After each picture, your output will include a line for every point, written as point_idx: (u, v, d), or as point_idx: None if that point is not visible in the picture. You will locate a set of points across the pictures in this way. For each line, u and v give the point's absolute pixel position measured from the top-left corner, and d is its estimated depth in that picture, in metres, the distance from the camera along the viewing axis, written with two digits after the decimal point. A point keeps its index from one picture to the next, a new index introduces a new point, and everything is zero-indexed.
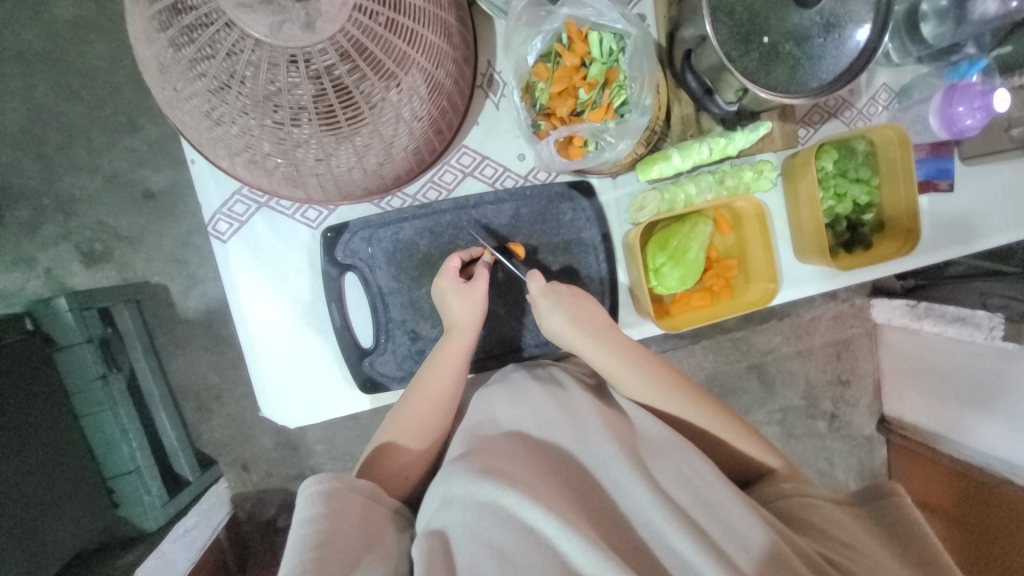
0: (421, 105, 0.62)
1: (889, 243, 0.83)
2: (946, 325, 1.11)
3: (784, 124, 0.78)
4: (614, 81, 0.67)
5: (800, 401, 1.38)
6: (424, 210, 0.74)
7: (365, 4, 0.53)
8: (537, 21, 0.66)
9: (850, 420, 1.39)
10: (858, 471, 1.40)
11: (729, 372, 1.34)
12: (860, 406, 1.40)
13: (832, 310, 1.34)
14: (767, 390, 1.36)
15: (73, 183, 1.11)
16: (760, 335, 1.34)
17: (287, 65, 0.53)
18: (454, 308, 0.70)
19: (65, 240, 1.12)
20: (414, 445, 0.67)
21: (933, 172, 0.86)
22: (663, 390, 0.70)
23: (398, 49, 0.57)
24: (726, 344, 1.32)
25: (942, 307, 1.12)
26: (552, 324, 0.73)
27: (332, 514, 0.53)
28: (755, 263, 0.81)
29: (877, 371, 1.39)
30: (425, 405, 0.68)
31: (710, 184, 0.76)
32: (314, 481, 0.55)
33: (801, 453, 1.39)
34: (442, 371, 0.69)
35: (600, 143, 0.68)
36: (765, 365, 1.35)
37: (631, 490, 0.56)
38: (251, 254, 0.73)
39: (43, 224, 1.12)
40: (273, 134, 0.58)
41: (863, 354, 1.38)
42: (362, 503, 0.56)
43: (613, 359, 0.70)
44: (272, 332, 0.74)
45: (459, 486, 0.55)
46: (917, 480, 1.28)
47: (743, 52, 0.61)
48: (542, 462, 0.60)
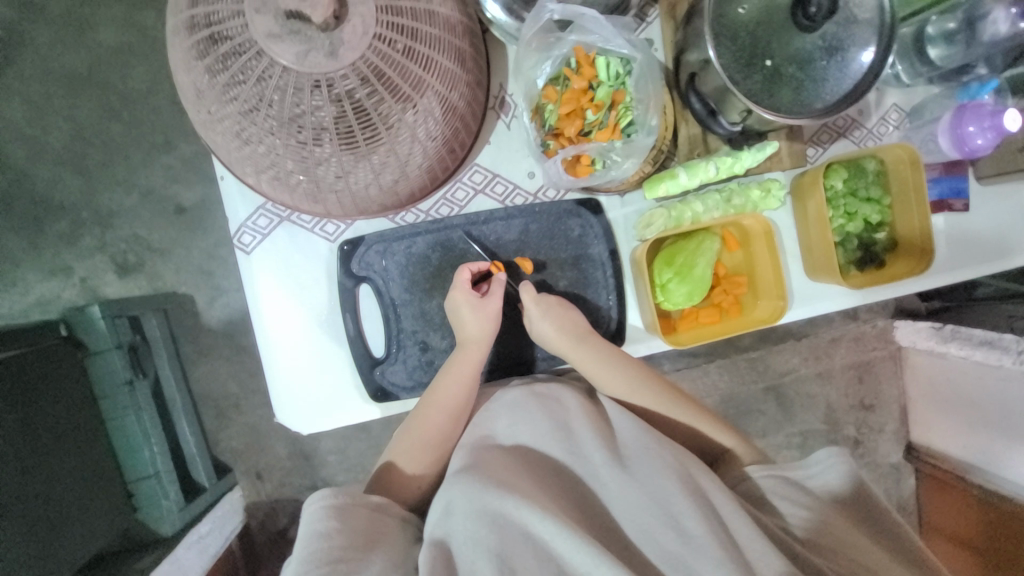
0: (435, 126, 0.65)
1: (903, 262, 0.82)
2: (973, 348, 1.08)
3: (792, 144, 0.81)
4: (620, 103, 0.69)
5: (820, 425, 1.35)
6: (437, 224, 0.76)
7: (385, 33, 0.57)
8: (546, 47, 0.68)
9: (874, 447, 1.36)
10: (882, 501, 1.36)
11: (745, 392, 1.32)
12: (885, 431, 1.36)
13: (852, 331, 1.32)
14: (785, 413, 1.33)
15: (111, 198, 1.19)
16: (777, 355, 1.33)
17: (311, 89, 0.57)
18: (466, 321, 0.72)
19: (101, 252, 1.19)
20: (424, 453, 0.69)
21: (947, 191, 0.85)
22: (655, 398, 0.73)
23: (415, 74, 0.61)
24: (741, 364, 1.32)
25: (969, 330, 1.10)
26: (541, 331, 0.75)
27: (344, 527, 0.56)
28: (763, 281, 0.81)
29: (902, 396, 1.35)
30: (436, 414, 0.70)
31: (717, 202, 0.77)
32: (328, 493, 0.57)
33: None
34: (452, 381, 0.71)
35: (607, 162, 0.70)
36: (782, 387, 1.33)
37: (620, 492, 0.58)
38: (273, 266, 0.76)
39: (81, 236, 1.19)
40: (296, 153, 0.62)
41: (886, 378, 1.35)
42: (368, 516, 0.58)
43: (609, 372, 0.74)
44: (289, 341, 0.77)
45: (461, 496, 0.56)
46: (950, 512, 1.23)
47: (746, 75, 0.63)
48: (539, 470, 0.62)
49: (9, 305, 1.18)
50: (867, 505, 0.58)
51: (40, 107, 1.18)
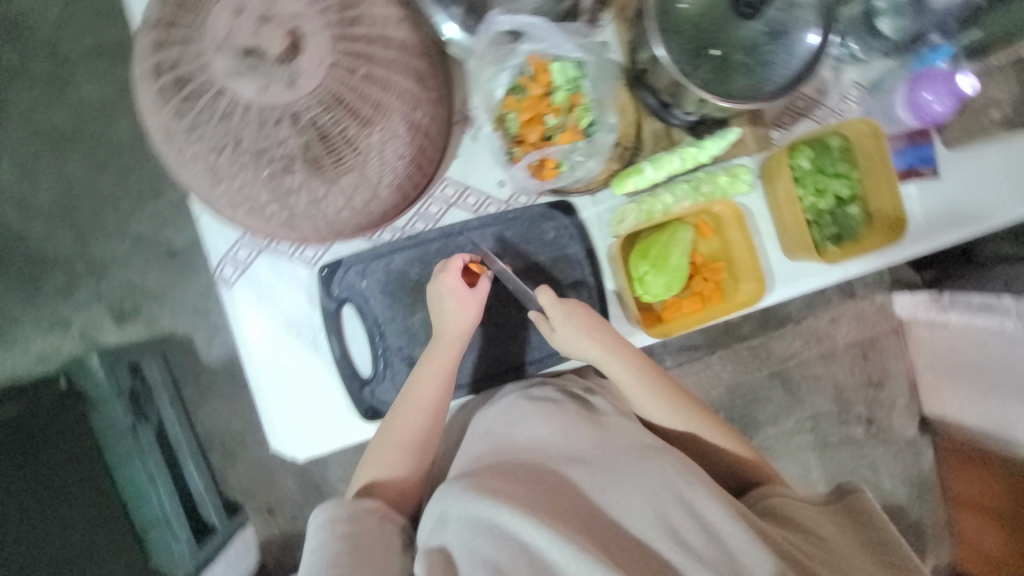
0: (402, 146, 0.67)
1: (879, 233, 0.83)
2: (973, 314, 1.09)
3: (755, 129, 0.83)
4: (578, 104, 0.71)
5: (830, 406, 1.42)
6: (413, 240, 0.76)
7: (343, 62, 0.60)
8: (502, 58, 0.70)
9: (889, 424, 1.42)
10: (903, 477, 1.44)
11: (749, 380, 1.42)
12: (897, 406, 1.42)
13: (852, 309, 1.39)
14: (791, 397, 1.41)
15: (105, 248, 1.21)
16: (777, 341, 1.41)
17: (277, 121, 0.59)
18: (448, 309, 0.71)
19: (98, 301, 1.21)
20: (403, 457, 0.70)
21: (914, 159, 0.86)
22: (660, 400, 0.74)
23: (375, 96, 0.63)
24: (742, 353, 1.42)
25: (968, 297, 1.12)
26: (565, 337, 0.73)
27: (341, 538, 0.59)
28: (743, 264, 0.81)
29: (911, 370, 1.41)
30: (410, 411, 0.70)
31: (686, 192, 0.78)
32: (321, 511, 0.61)
33: (839, 462, 1.45)
34: (430, 376, 0.71)
35: (571, 163, 0.72)
36: (786, 371, 1.40)
37: (620, 499, 0.58)
38: (255, 296, 0.75)
39: (77, 287, 1.21)
40: (268, 184, 0.63)
41: (892, 353, 1.41)
42: (376, 524, 0.62)
43: (630, 372, 0.73)
44: (277, 370, 0.75)
45: (455, 505, 0.57)
46: (975, 482, 1.26)
47: (696, 66, 0.65)
48: (534, 473, 0.62)
49: (10, 362, 1.20)
50: (873, 519, 0.63)
51: (29, 167, 1.21)
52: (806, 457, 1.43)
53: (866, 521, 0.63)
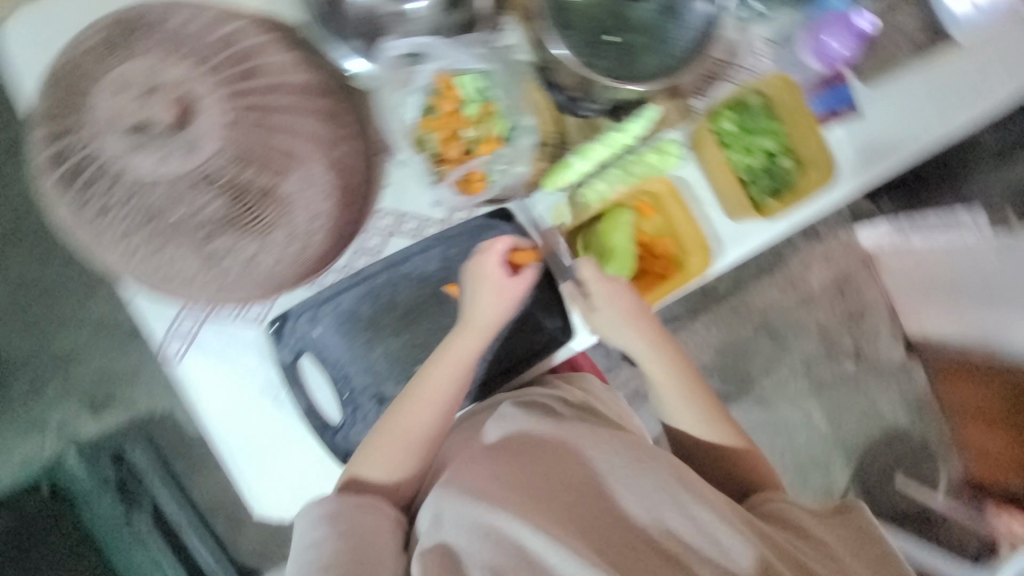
0: (325, 188, 0.65)
1: (812, 179, 0.84)
2: (936, 236, 1.23)
3: (676, 101, 0.84)
4: (492, 113, 0.73)
5: (818, 348, 1.49)
6: (357, 277, 0.75)
7: (241, 117, 0.59)
8: (407, 81, 0.71)
9: (875, 351, 1.50)
10: (901, 401, 1.50)
11: (739, 338, 1.46)
12: (882, 337, 1.49)
13: (821, 251, 1.46)
14: (779, 346, 1.48)
15: (64, 339, 1.18)
16: (757, 295, 1.47)
17: (189, 190, 0.58)
18: (483, 300, 0.73)
19: (68, 395, 1.18)
20: (403, 455, 0.70)
21: (832, 103, 0.86)
22: (687, 402, 0.78)
23: (283, 144, 0.62)
24: (726, 314, 1.46)
25: (927, 218, 1.27)
26: (604, 319, 0.75)
27: (338, 532, 0.63)
28: (687, 235, 0.81)
29: (887, 299, 1.48)
30: (422, 407, 0.70)
31: (618, 176, 0.79)
32: (314, 506, 0.65)
33: (839, 400, 1.50)
34: (445, 369, 0.71)
35: (496, 171, 0.74)
36: (770, 322, 1.47)
37: (614, 498, 0.63)
38: (207, 367, 0.72)
39: (44, 386, 1.18)
40: (194, 252, 0.62)
41: (865, 285, 1.48)
42: (369, 520, 0.64)
43: (664, 368, 0.78)
44: (246, 436, 0.73)
45: (456, 510, 0.61)
46: (970, 392, 1.31)
47: (596, 54, 0.65)
48: (533, 473, 0.63)
49: None
50: (866, 530, 0.68)
51: None
52: (807, 401, 1.49)
53: (863, 533, 0.68)
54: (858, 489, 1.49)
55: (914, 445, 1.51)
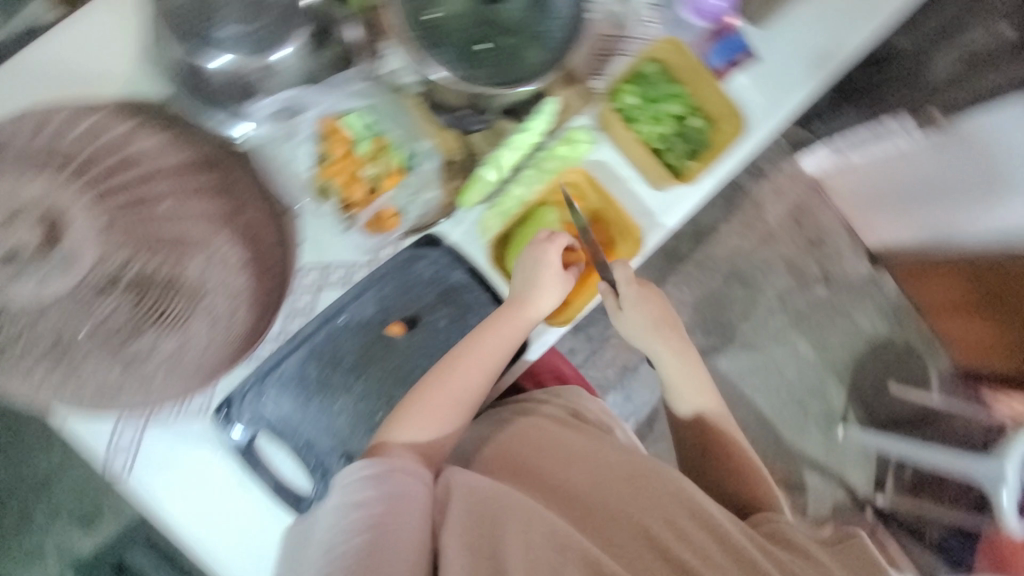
0: (235, 258, 0.64)
1: (726, 131, 0.83)
2: (871, 147, 1.25)
3: (572, 88, 0.81)
4: (385, 146, 0.73)
5: (789, 281, 1.52)
6: (294, 341, 0.72)
7: (122, 218, 0.59)
8: (292, 135, 0.71)
9: (841, 268, 1.53)
10: (876, 310, 1.52)
11: (710, 290, 1.49)
12: (845, 254, 1.53)
13: (768, 186, 1.51)
14: (750, 290, 1.50)
15: (49, 460, 1.18)
16: (718, 245, 1.50)
17: (95, 298, 0.58)
18: (535, 279, 0.72)
19: (64, 514, 1.18)
20: (440, 421, 0.67)
21: (729, 52, 0.85)
22: (705, 413, 0.78)
23: (176, 229, 0.62)
24: (692, 271, 1.49)
25: (858, 135, 1.30)
26: (629, 320, 0.78)
27: (384, 495, 0.57)
28: (616, 217, 0.81)
29: (841, 217, 1.52)
30: (459, 393, 0.68)
31: (533, 177, 0.78)
32: (364, 466, 0.59)
33: (819, 327, 1.52)
34: (485, 354, 0.69)
35: (406, 202, 0.74)
36: (737, 268, 1.50)
37: (627, 503, 0.61)
38: (164, 470, 0.70)
39: (39, 510, 1.18)
40: (117, 359, 0.60)
41: (819, 208, 1.52)
42: (411, 486, 0.59)
43: (688, 381, 0.79)
44: (220, 527, 0.71)
45: (488, 500, 0.58)
46: (939, 288, 1.32)
47: (472, 66, 0.64)
48: (545, 483, 0.64)
49: None
50: (873, 564, 0.58)
51: None
52: (789, 334, 1.51)
53: (866, 566, 0.58)
54: (857, 407, 1.51)
55: (899, 351, 1.52)
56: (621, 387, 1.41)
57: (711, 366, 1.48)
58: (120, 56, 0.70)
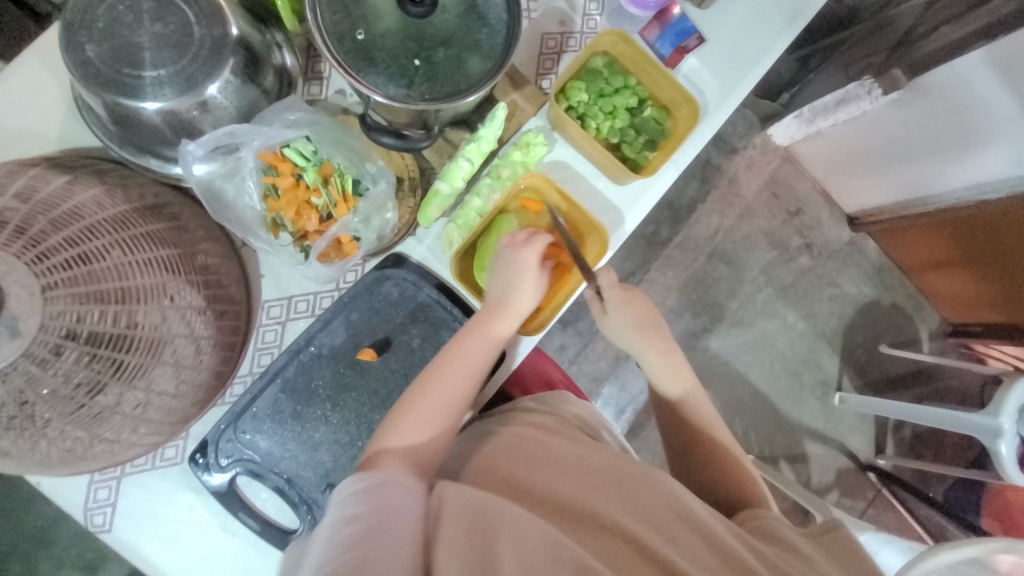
0: (196, 300, 0.64)
1: (682, 118, 0.83)
2: (835, 112, 1.22)
3: (524, 89, 0.82)
4: (332, 173, 0.69)
5: (772, 253, 1.52)
6: (264, 378, 0.71)
7: (58, 277, 0.54)
8: (234, 170, 0.67)
9: (823, 236, 1.53)
10: (861, 275, 1.53)
11: (694, 271, 1.49)
12: (824, 220, 1.53)
13: (741, 160, 1.50)
14: (734, 267, 1.50)
15: (47, 512, 1.17)
16: (697, 226, 1.50)
17: (47, 360, 0.53)
18: (506, 284, 0.72)
19: (72, 563, 1.17)
20: (425, 427, 0.64)
21: (676, 38, 0.85)
22: (693, 407, 0.78)
23: (123, 282, 0.57)
24: (674, 254, 1.49)
25: (824, 99, 1.24)
26: (613, 322, 0.80)
27: (375, 504, 0.54)
28: (580, 216, 0.80)
29: (817, 184, 1.52)
30: (435, 410, 0.65)
31: (491, 186, 0.77)
32: (356, 478, 0.56)
33: (806, 296, 1.52)
34: (465, 361, 0.68)
35: (363, 229, 0.71)
36: (718, 246, 1.50)
37: (615, 505, 0.58)
38: (146, 522, 0.69)
39: (45, 562, 1.17)
40: (83, 420, 0.58)
41: (794, 177, 1.52)
42: (398, 492, 0.55)
43: (676, 378, 0.79)
44: (212, 569, 0.71)
45: (475, 497, 0.55)
46: (917, 247, 1.36)
47: (411, 81, 0.63)
48: (532, 493, 0.61)
49: None
50: (858, 554, 0.57)
51: None
52: (777, 307, 1.52)
53: (851, 555, 0.57)
54: (851, 372, 1.52)
55: (887, 311, 1.54)
56: (616, 378, 1.41)
57: (702, 348, 1.48)
58: (53, 110, 0.71)
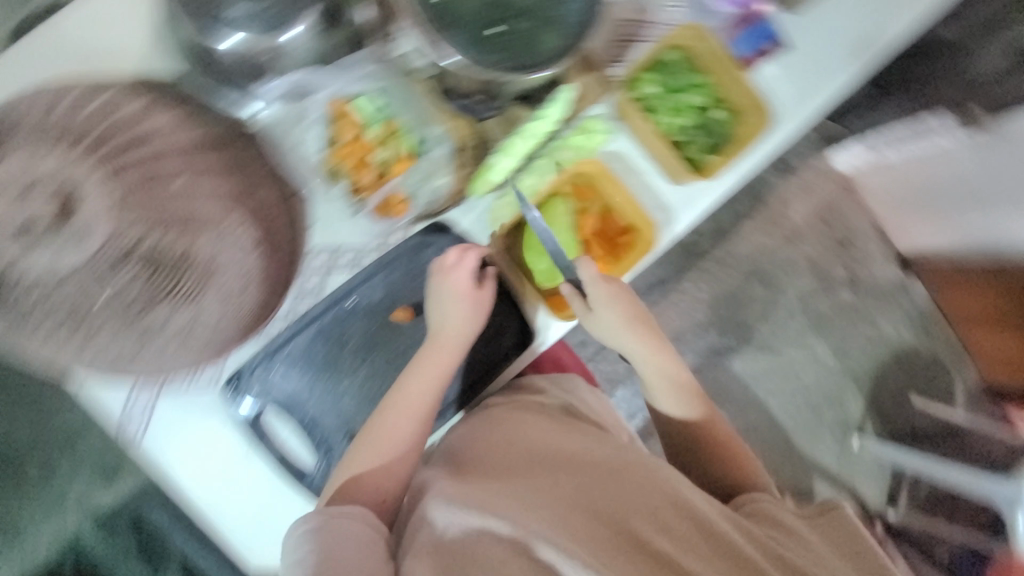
0: (247, 238, 0.64)
1: (750, 125, 0.80)
2: (907, 146, 1.19)
3: (590, 75, 0.78)
4: (395, 130, 0.73)
5: (811, 282, 1.47)
6: (303, 321, 0.73)
7: (131, 193, 0.58)
8: (300, 116, 0.72)
9: (869, 274, 1.47)
10: (904, 319, 1.47)
11: (727, 288, 1.45)
12: (873, 257, 1.47)
13: (795, 184, 1.45)
14: (770, 289, 1.46)
15: (76, 417, 1.23)
16: (738, 242, 1.46)
17: (110, 271, 0.58)
18: (447, 312, 0.72)
19: (93, 467, 1.25)
20: (384, 456, 0.68)
21: (758, 40, 0.82)
22: (685, 400, 0.77)
23: (185, 208, 0.61)
24: (710, 267, 1.45)
25: (898, 133, 1.24)
26: (599, 318, 0.74)
27: (321, 543, 0.60)
28: (628, 210, 0.78)
29: (873, 219, 1.45)
30: (389, 446, 0.68)
31: (547, 168, 0.78)
32: (301, 523, 0.62)
33: (841, 332, 1.47)
34: (419, 380, 0.70)
35: (416, 188, 0.75)
36: (757, 267, 1.45)
37: (610, 495, 0.61)
38: (177, 437, 0.73)
39: (69, 463, 1.24)
40: (131, 331, 0.62)
41: (848, 208, 1.46)
42: (348, 530, 0.61)
43: (668, 376, 0.76)
44: (227, 493, 0.74)
45: (451, 508, 0.58)
46: (968, 300, 1.25)
47: (484, 48, 0.62)
48: (526, 475, 0.63)
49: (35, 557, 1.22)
50: (853, 533, 0.64)
51: None
52: (807, 338, 1.47)
53: (846, 536, 0.63)
54: (875, 417, 1.47)
55: (923, 362, 1.47)
56: (630, 383, 1.40)
57: (723, 367, 1.45)
58: (135, 30, 0.71)
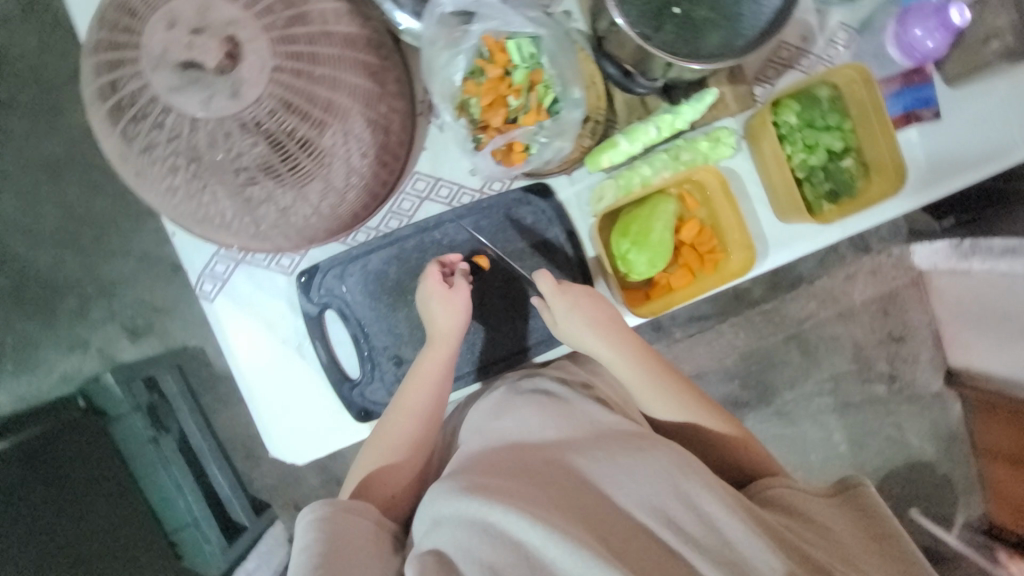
0: (365, 146, 0.65)
1: (877, 185, 0.77)
2: (997, 259, 1.05)
3: (736, 87, 0.79)
4: (539, 82, 0.71)
5: (850, 366, 1.41)
6: (388, 239, 0.77)
7: (284, 66, 0.58)
8: (454, 42, 0.69)
9: (912, 377, 1.40)
10: (931, 432, 1.42)
11: (766, 345, 1.39)
12: (921, 360, 1.39)
13: (867, 264, 1.36)
14: (810, 359, 1.40)
15: (110, 268, 1.24)
16: (792, 303, 1.39)
17: (238, 130, 0.58)
18: (436, 314, 0.72)
19: (112, 320, 1.25)
20: (390, 454, 0.70)
21: (912, 102, 0.79)
22: (677, 404, 0.74)
23: (323, 96, 0.61)
24: (756, 318, 1.39)
25: (989, 241, 1.07)
26: (567, 325, 0.75)
27: (327, 535, 0.59)
28: (729, 229, 0.78)
29: (933, 323, 1.37)
30: (393, 445, 0.70)
31: (665, 162, 0.76)
32: (309, 511, 0.60)
33: (864, 424, 1.43)
34: (416, 388, 0.71)
35: (538, 145, 0.72)
36: (803, 333, 1.39)
37: (620, 485, 0.59)
38: (243, 309, 0.76)
39: (90, 309, 1.25)
40: (236, 198, 0.62)
41: (912, 305, 1.38)
42: (354, 524, 0.61)
43: (646, 381, 0.74)
44: (266, 378, 0.76)
45: (447, 507, 0.57)
46: (1008, 433, 1.22)
47: (657, 28, 0.62)
48: (540, 457, 0.63)
49: (35, 385, 1.25)
50: (871, 511, 0.65)
51: (28, 194, 1.23)
52: (827, 420, 1.43)
53: (865, 513, 0.64)
54: None
55: (935, 480, 1.42)
56: None
57: None
58: None
